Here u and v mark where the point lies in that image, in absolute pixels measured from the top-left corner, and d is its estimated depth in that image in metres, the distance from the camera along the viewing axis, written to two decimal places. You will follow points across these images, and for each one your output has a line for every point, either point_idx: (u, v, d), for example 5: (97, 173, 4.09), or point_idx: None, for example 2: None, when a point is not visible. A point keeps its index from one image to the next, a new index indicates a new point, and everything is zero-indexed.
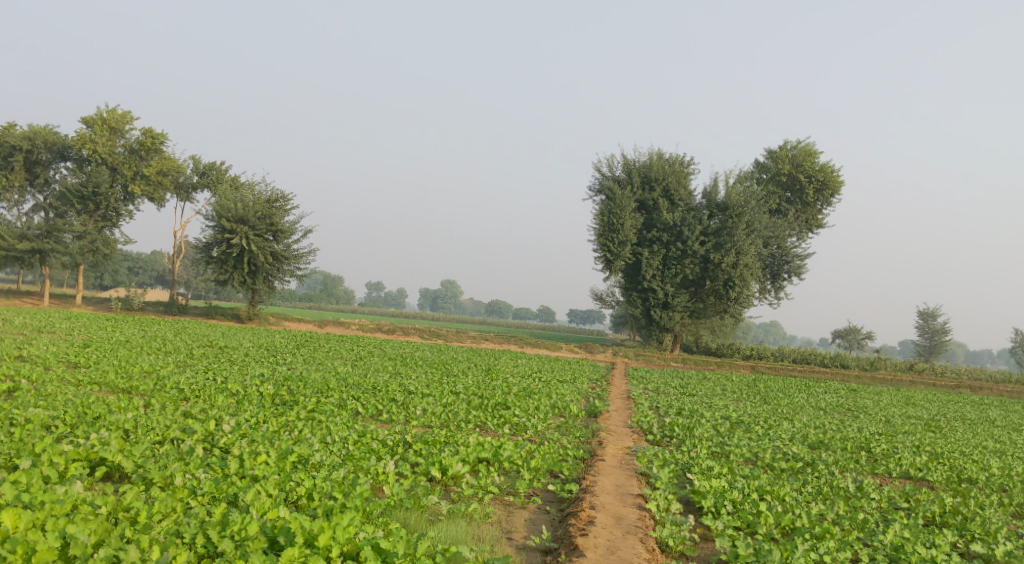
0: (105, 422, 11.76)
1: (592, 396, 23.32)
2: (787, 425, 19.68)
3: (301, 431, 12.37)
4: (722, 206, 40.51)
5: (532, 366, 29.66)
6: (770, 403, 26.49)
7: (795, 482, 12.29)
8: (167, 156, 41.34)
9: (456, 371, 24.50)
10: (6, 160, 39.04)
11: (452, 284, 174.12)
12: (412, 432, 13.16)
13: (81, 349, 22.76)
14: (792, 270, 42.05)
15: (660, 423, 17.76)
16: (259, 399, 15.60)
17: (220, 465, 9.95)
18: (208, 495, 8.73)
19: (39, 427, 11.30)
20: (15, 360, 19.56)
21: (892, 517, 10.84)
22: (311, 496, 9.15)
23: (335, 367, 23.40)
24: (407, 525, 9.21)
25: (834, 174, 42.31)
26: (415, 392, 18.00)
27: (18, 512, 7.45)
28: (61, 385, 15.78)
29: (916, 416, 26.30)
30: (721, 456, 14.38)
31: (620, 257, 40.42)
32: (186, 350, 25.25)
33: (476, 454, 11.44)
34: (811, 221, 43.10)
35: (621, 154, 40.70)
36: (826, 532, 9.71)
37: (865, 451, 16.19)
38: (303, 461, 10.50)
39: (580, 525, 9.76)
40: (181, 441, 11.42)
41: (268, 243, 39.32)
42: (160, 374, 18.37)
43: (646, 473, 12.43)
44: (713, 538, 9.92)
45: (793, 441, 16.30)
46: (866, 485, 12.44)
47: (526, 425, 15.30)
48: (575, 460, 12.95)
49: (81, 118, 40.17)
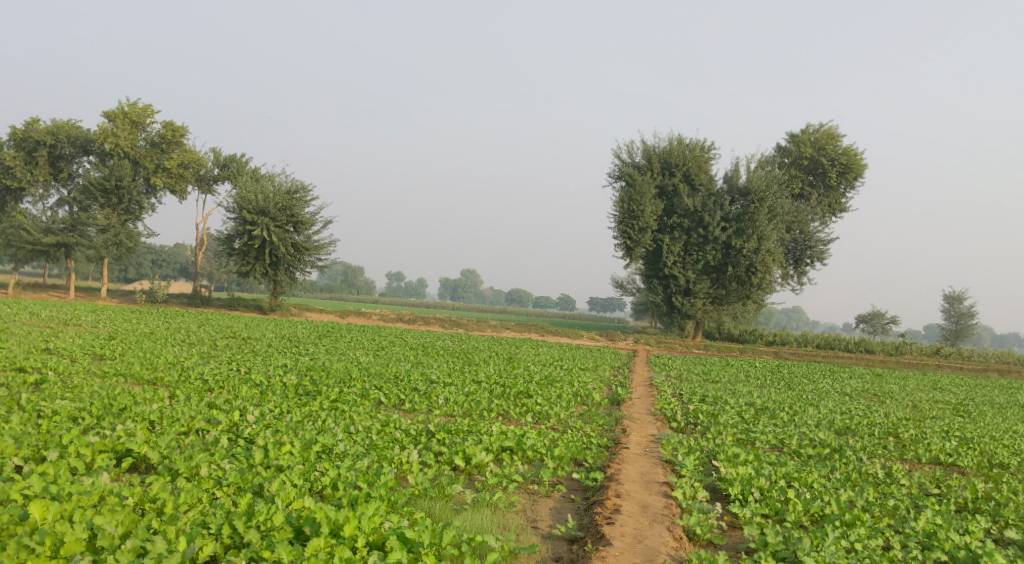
0: (131, 414, 11.83)
1: (614, 383, 23.22)
2: (812, 412, 19.44)
3: (325, 421, 12.38)
4: (743, 191, 40.06)
5: (554, 354, 29.57)
6: (795, 388, 26.30)
7: (823, 468, 12.14)
8: (187, 148, 41.57)
9: (478, 361, 24.49)
10: (30, 155, 39.39)
11: (472, 274, 174.40)
12: (435, 421, 13.13)
13: (106, 342, 22.98)
14: (816, 255, 41.59)
15: (684, 410, 17.62)
16: (283, 389, 15.65)
17: (244, 455, 9.97)
18: (233, 486, 8.74)
19: (66, 418, 11.38)
20: (41, 352, 19.75)
21: (923, 503, 10.66)
22: (335, 485, 9.13)
23: (357, 357, 23.49)
24: (432, 515, 9.18)
25: (857, 156, 41.71)
26: (438, 381, 17.99)
27: (46, 504, 7.50)
28: (87, 377, 15.91)
29: (943, 401, 25.99)
30: (746, 443, 14.25)
31: (640, 244, 40.21)
32: (210, 341, 25.42)
33: (499, 443, 11.40)
34: (834, 205, 42.58)
35: (641, 140, 40.40)
36: (857, 519, 9.56)
37: (893, 437, 15.97)
38: (327, 451, 10.49)
39: (606, 513, 9.69)
40: (206, 432, 11.45)
41: (289, 234, 39.47)
42: (183, 366, 18.47)
43: (671, 461, 12.34)
44: (741, 526, 9.81)
45: (820, 428, 16.11)
46: (895, 471, 12.26)
47: (549, 414, 15.24)
48: (599, 448, 12.88)
49: (103, 112, 40.45)
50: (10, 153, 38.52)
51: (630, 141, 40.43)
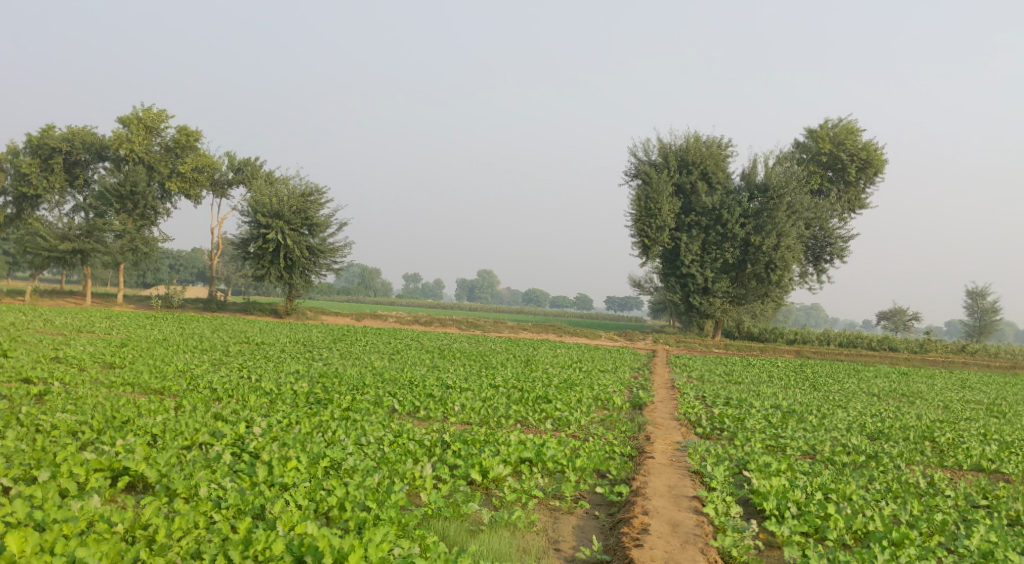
0: (133, 427, 11.29)
1: (636, 386, 22.45)
2: (842, 414, 18.67)
3: (335, 432, 11.76)
4: (762, 188, 39.20)
5: (572, 356, 28.81)
6: (821, 390, 25.39)
7: (861, 478, 11.39)
8: (202, 153, 41.24)
9: (495, 363, 23.77)
10: (45, 161, 39.14)
11: (488, 275, 173.79)
12: (451, 430, 12.50)
13: (117, 349, 22.42)
14: (836, 252, 40.60)
15: (710, 415, 16.85)
16: (293, 398, 15.05)
17: (248, 473, 9.41)
18: (233, 508, 8.20)
19: (65, 433, 10.89)
20: (50, 362, 19.27)
21: (973, 517, 9.92)
22: (343, 506, 8.57)
23: (371, 362, 22.82)
24: (446, 538, 8.68)
25: (878, 151, 40.75)
26: (454, 386, 17.33)
27: (24, 535, 7.13)
28: (93, 387, 15.40)
29: (975, 401, 25.02)
30: (777, 451, 13.54)
31: (659, 242, 39.43)
32: (223, 347, 24.85)
33: (518, 454, 10.77)
34: (854, 201, 41.70)
35: (658, 137, 39.61)
36: (905, 538, 8.90)
37: (929, 442, 15.14)
38: (335, 466, 9.86)
39: (634, 534, 9.07)
40: (210, 446, 10.90)
41: (303, 237, 39.05)
42: (193, 374, 17.91)
43: (700, 472, 11.62)
44: (780, 545, 9.17)
45: (852, 432, 15.34)
46: (939, 481, 11.49)
47: (570, 420, 14.63)
48: (623, 458, 12.24)
49: (117, 118, 40.16)
50: (26, 160, 38.31)
51: (647, 139, 39.64)
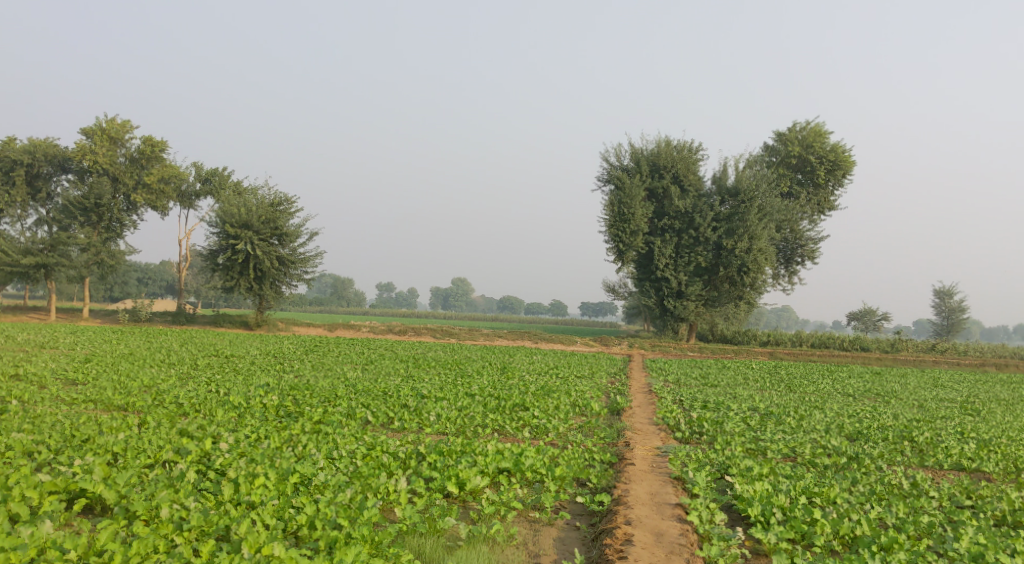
0: (93, 445, 10.78)
1: (613, 391, 22.18)
2: (821, 415, 18.55)
3: (305, 445, 11.34)
4: (733, 191, 39.33)
5: (548, 362, 28.54)
6: (797, 391, 25.31)
7: (845, 480, 11.20)
8: (168, 163, 40.42)
9: (470, 372, 23.42)
10: (6, 174, 38.19)
11: (462, 282, 173.23)
12: (425, 440, 12.12)
13: (80, 365, 21.77)
14: (806, 254, 40.75)
15: (688, 418, 16.61)
16: (263, 412, 14.60)
17: (213, 491, 8.99)
18: (196, 530, 7.81)
19: (20, 454, 10.38)
20: (10, 379, 18.63)
21: (959, 518, 9.76)
22: (313, 524, 8.22)
23: (344, 372, 22.36)
24: (423, 555, 8.39)
25: (846, 154, 41.03)
26: (429, 395, 16.92)
27: None
28: (53, 405, 14.83)
29: (949, 398, 25.12)
30: (758, 454, 13.30)
31: (632, 247, 39.31)
32: (191, 361, 24.23)
33: (496, 464, 10.43)
34: (823, 204, 41.88)
35: (630, 142, 39.48)
36: (894, 542, 8.70)
37: (908, 441, 15.02)
38: (305, 482, 9.47)
39: (617, 546, 8.81)
40: (174, 463, 10.43)
41: (273, 247, 38.41)
42: (159, 389, 17.36)
43: (681, 478, 11.36)
44: (767, 553, 8.95)
45: (831, 434, 15.19)
46: (922, 482, 11.31)
47: (548, 427, 14.33)
48: (602, 465, 11.97)
49: (80, 129, 39.29)
50: None
51: (619, 144, 39.53)
